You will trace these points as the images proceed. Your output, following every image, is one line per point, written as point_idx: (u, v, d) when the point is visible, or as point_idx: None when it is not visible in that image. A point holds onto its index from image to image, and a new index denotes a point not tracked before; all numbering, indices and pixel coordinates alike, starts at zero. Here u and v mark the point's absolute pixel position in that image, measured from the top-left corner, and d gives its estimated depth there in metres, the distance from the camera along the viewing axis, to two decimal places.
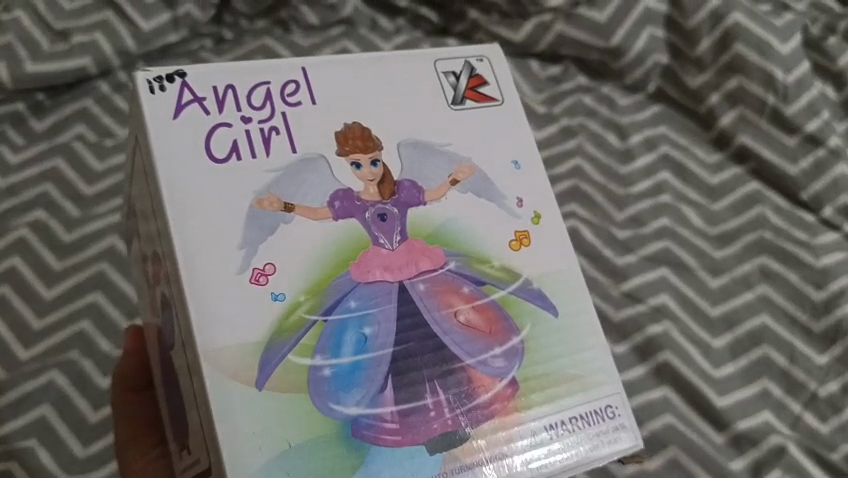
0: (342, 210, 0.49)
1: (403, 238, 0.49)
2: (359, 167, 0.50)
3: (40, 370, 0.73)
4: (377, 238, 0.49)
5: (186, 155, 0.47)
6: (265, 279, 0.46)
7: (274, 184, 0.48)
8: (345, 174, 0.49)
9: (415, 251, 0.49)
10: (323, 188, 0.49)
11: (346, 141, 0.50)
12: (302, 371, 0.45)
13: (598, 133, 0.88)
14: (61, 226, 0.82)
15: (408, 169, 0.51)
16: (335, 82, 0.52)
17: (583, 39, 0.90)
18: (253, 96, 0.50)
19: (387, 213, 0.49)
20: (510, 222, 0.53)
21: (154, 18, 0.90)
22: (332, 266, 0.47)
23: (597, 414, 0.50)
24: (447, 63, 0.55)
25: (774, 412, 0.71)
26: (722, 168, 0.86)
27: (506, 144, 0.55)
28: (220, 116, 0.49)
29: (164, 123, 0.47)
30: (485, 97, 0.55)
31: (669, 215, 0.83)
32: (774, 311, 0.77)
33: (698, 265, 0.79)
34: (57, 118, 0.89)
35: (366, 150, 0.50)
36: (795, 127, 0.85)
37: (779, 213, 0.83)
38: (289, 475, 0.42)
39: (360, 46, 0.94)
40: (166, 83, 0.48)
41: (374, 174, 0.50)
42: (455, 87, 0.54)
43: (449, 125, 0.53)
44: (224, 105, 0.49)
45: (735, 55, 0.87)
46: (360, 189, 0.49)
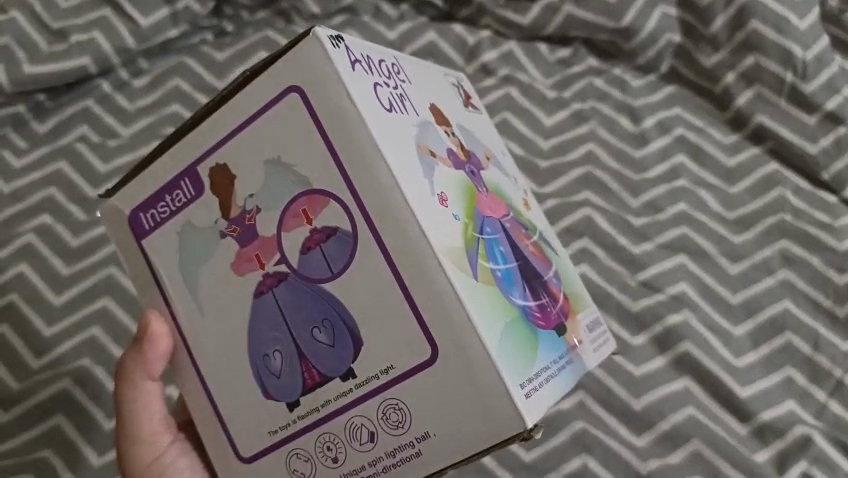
0: (458, 162, 0.49)
1: (488, 191, 0.51)
2: (449, 135, 0.51)
3: (53, 378, 0.72)
4: (478, 186, 0.50)
5: (370, 101, 0.44)
6: (446, 202, 0.45)
7: (419, 132, 0.47)
8: (444, 136, 0.50)
9: (496, 201, 0.51)
10: (441, 142, 0.49)
11: (436, 113, 0.51)
12: (489, 274, 0.45)
13: (611, 117, 0.86)
14: (66, 230, 0.80)
15: (466, 143, 0.53)
16: (410, 70, 0.51)
17: (593, 21, 0.87)
18: (382, 65, 0.47)
19: (475, 172, 0.51)
20: (519, 192, 0.57)
21: (152, 14, 0.88)
22: (468, 193, 0.48)
23: (597, 319, 0.57)
24: (448, 76, 0.59)
25: (798, 401, 0.70)
26: (740, 149, 0.84)
27: (495, 140, 0.60)
28: (374, 77, 0.46)
29: (350, 75, 0.43)
30: (471, 105, 0.60)
31: (686, 200, 0.81)
32: (796, 296, 0.75)
33: (716, 251, 0.78)
34: (59, 120, 0.87)
35: (445, 123, 0.51)
36: (814, 105, 0.82)
37: (799, 194, 0.80)
38: (514, 343, 0.44)
39: (363, 34, 0.92)
40: (340, 43, 0.44)
41: (455, 142, 0.51)
42: (457, 94, 0.58)
43: (469, 119, 0.57)
44: (373, 68, 0.46)
45: (751, 32, 0.84)
46: (454, 147, 0.50)
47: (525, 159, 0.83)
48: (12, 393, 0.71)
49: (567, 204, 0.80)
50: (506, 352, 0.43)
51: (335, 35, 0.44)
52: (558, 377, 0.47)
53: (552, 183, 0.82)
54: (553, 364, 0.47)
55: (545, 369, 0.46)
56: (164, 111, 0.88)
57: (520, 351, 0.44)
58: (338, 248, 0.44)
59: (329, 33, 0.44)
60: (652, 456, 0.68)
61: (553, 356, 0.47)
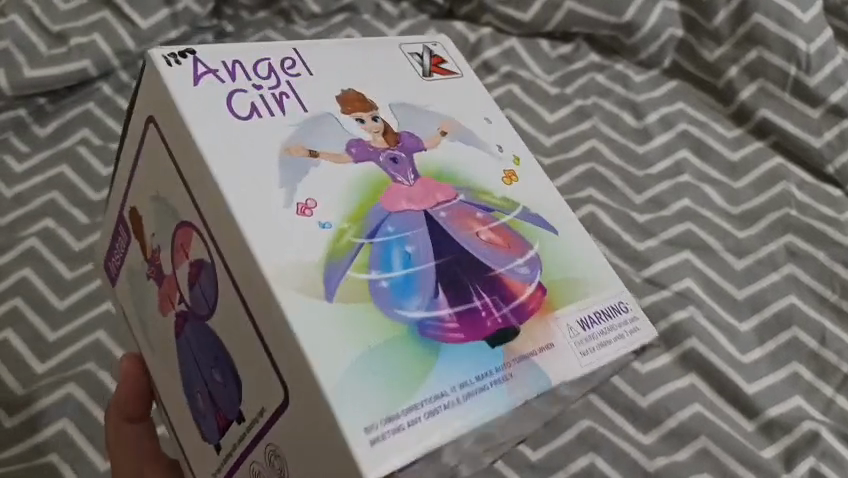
0: (362, 153, 0.45)
1: (417, 176, 0.46)
2: (364, 122, 0.47)
3: (59, 382, 0.72)
4: (395, 176, 0.45)
5: (216, 115, 0.43)
6: (309, 211, 0.42)
7: (296, 132, 0.45)
8: (353, 126, 0.46)
9: (430, 185, 0.46)
10: (338, 138, 0.45)
11: (347, 101, 0.48)
12: (362, 286, 0.40)
13: (613, 113, 0.86)
14: (70, 235, 0.80)
15: (405, 123, 0.48)
16: (321, 58, 0.49)
17: (594, 16, 0.87)
18: (258, 68, 0.47)
19: (399, 156, 0.46)
20: (496, 162, 0.50)
21: (152, 16, 0.88)
22: (365, 196, 0.44)
23: (614, 308, 0.47)
24: (410, 46, 0.54)
25: (805, 397, 0.70)
26: (743, 143, 0.83)
27: (472, 104, 0.53)
28: (234, 84, 0.45)
29: (188, 92, 0.43)
30: (447, 71, 0.54)
31: (690, 196, 0.80)
32: (802, 291, 0.74)
33: (721, 247, 0.77)
34: (61, 123, 0.87)
35: (365, 108, 0.48)
36: (818, 98, 0.82)
37: (804, 188, 0.80)
38: (375, 374, 0.38)
39: (364, 33, 0.91)
40: (182, 58, 0.44)
41: (377, 127, 0.47)
42: (421, 64, 0.53)
43: (423, 90, 0.51)
44: (236, 74, 0.45)
45: (754, 26, 0.84)
46: (371, 138, 0.46)
47: None
48: (17, 398, 0.70)
49: (571, 201, 0.79)
50: (355, 385, 0.37)
51: (178, 51, 0.45)
52: (478, 403, 0.39)
53: (556, 180, 0.81)
54: (458, 392, 0.39)
55: (440, 399, 0.39)
56: None
57: (388, 381, 0.38)
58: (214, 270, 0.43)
59: (170, 51, 0.45)
60: (659, 454, 0.67)
61: (466, 381, 0.40)
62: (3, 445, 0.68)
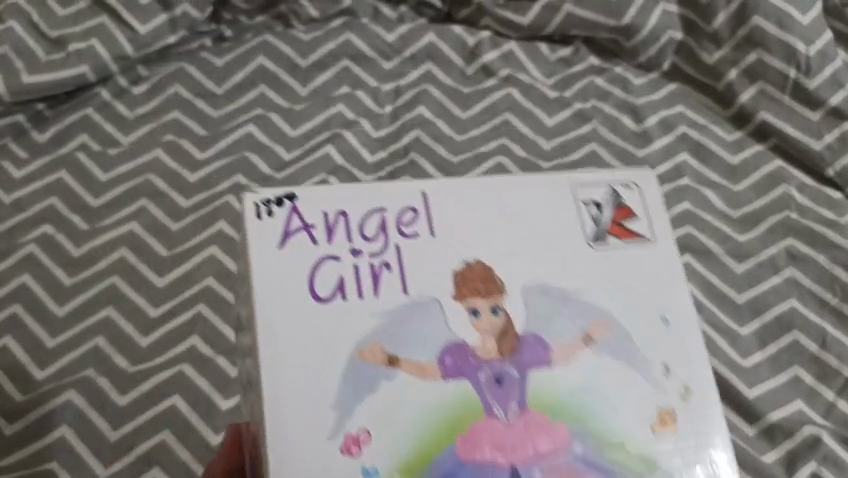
0: (454, 368, 0.42)
1: (520, 407, 0.42)
2: (478, 314, 0.43)
3: (58, 389, 0.71)
4: (492, 408, 0.42)
5: (286, 289, 0.44)
6: (356, 449, 0.40)
7: (378, 332, 0.43)
8: (462, 324, 0.43)
9: (532, 425, 0.41)
10: (433, 342, 0.43)
11: (463, 283, 0.44)
12: None
13: (613, 116, 0.85)
14: (69, 240, 0.80)
15: (535, 320, 0.44)
16: (458, 208, 0.47)
17: (593, 19, 0.87)
18: (366, 225, 0.46)
19: (505, 376, 0.42)
20: (655, 398, 0.43)
21: (151, 21, 0.88)
22: (438, 437, 0.41)
23: None
24: (589, 191, 0.48)
25: (807, 401, 0.69)
26: (743, 146, 0.83)
27: (655, 295, 0.46)
28: (327, 247, 0.45)
29: (270, 252, 0.45)
30: (633, 233, 0.47)
31: (691, 199, 0.80)
32: (802, 294, 0.74)
33: (721, 250, 0.77)
34: (60, 129, 0.86)
35: (487, 294, 0.44)
36: (819, 100, 0.82)
37: (804, 191, 0.80)
38: None
39: (363, 37, 0.91)
40: (277, 207, 0.46)
41: (493, 324, 0.43)
42: (597, 221, 0.47)
43: (579, 264, 0.46)
44: (335, 232, 0.46)
45: (754, 28, 0.83)
46: (476, 343, 0.43)
47: (528, 160, 0.83)
48: (16, 404, 0.70)
49: None
50: None
51: (276, 197, 0.46)
52: None
53: None
54: None
55: None
56: (164, 118, 0.87)
57: None
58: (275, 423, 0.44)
59: (268, 197, 0.46)
60: None
61: None
62: (4, 453, 0.68)
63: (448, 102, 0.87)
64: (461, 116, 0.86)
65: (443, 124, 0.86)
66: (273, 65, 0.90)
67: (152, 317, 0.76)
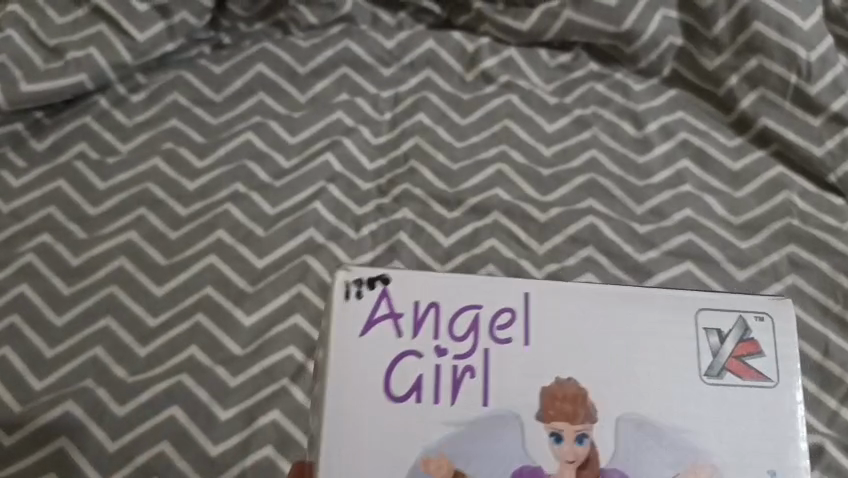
0: None
1: None
2: (558, 440, 0.47)
3: (56, 401, 0.70)
4: None
5: (361, 379, 0.48)
6: None
7: (448, 442, 0.47)
8: (542, 446, 0.47)
9: None
10: (507, 461, 0.47)
11: (552, 402, 0.47)
12: None
13: (613, 122, 0.85)
14: (67, 249, 0.79)
15: (621, 456, 0.47)
16: (562, 319, 0.49)
17: (592, 25, 0.86)
18: (457, 325, 0.49)
19: None
20: None
21: (149, 29, 0.87)
22: None
23: None
24: (715, 317, 0.50)
25: (809, 409, 0.69)
26: (744, 152, 0.82)
27: (768, 449, 0.48)
28: (410, 341, 0.49)
29: (355, 340, 0.49)
30: (755, 371, 0.49)
31: (692, 205, 0.79)
32: (805, 301, 0.74)
33: (723, 257, 0.76)
34: (58, 137, 0.86)
35: (573, 418, 0.47)
36: (820, 106, 0.81)
37: (805, 197, 0.79)
38: None
39: (362, 44, 0.91)
40: (365, 289, 0.49)
41: (575, 453, 0.47)
42: (716, 352, 0.49)
43: (692, 394, 0.48)
44: (421, 327, 0.49)
45: (754, 34, 0.83)
46: (553, 468, 0.47)
47: (528, 167, 0.82)
48: (14, 416, 0.70)
49: (572, 212, 0.79)
50: None
51: (368, 277, 0.50)
52: None
53: (556, 192, 0.81)
54: None
55: None
56: (163, 126, 0.87)
57: None
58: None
59: (362, 276, 0.50)
60: None
61: None
62: (3, 464, 0.68)
63: (448, 108, 0.87)
64: (461, 123, 0.86)
65: (442, 131, 0.85)
66: (272, 73, 0.90)
67: (151, 327, 0.75)
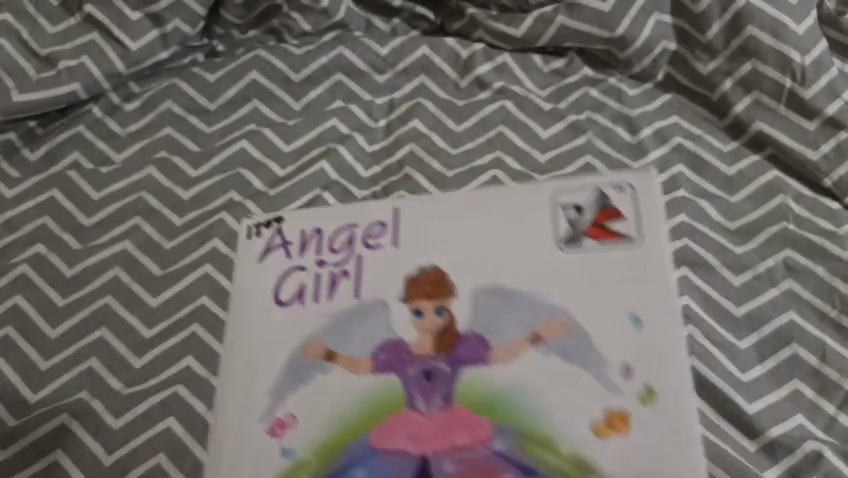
0: (386, 362, 0.67)
1: (445, 402, 0.65)
2: (421, 314, 0.69)
3: (50, 414, 0.70)
4: (414, 398, 0.65)
5: (259, 304, 0.72)
6: (281, 431, 0.66)
7: (323, 330, 0.70)
8: (407, 320, 0.69)
9: (457, 417, 0.64)
10: (377, 334, 0.69)
11: (419, 287, 0.71)
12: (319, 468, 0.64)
13: (608, 127, 0.85)
14: (61, 260, 0.79)
15: (476, 323, 0.68)
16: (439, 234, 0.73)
17: (586, 31, 0.87)
18: (333, 244, 0.75)
19: (438, 369, 0.66)
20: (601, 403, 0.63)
21: (141, 38, 0.87)
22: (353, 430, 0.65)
23: None
24: (574, 199, 0.73)
25: (807, 415, 0.69)
26: (739, 156, 0.82)
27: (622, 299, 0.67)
28: (296, 258, 0.74)
29: (253, 272, 0.74)
30: (620, 235, 0.70)
31: (687, 210, 0.79)
32: (802, 306, 0.74)
33: (719, 262, 0.76)
34: (51, 147, 0.86)
35: (431, 299, 0.70)
36: (814, 110, 0.81)
37: (801, 202, 0.79)
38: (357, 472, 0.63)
39: (355, 50, 0.91)
40: (265, 228, 0.77)
41: (431, 322, 0.69)
42: (575, 223, 0.72)
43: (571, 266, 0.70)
44: (317, 260, 0.74)
45: (749, 38, 0.83)
46: (414, 338, 0.68)
47: (523, 173, 0.82)
48: (10, 430, 0.70)
49: None
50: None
51: (266, 221, 0.77)
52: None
53: None
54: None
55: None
56: (157, 134, 0.87)
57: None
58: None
59: (264, 221, 0.77)
60: None
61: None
62: None
63: (442, 114, 0.86)
64: (456, 129, 0.85)
65: (436, 137, 0.85)
66: (266, 81, 0.89)
67: (146, 337, 0.75)
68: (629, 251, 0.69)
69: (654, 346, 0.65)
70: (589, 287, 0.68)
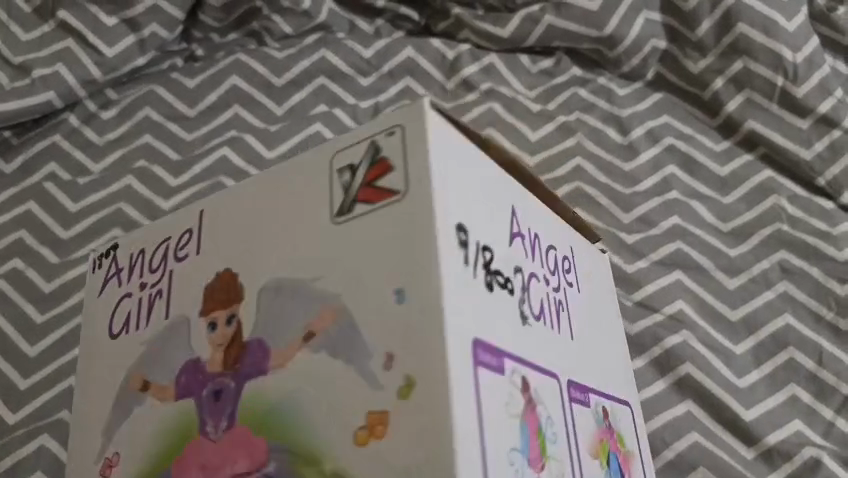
0: (185, 387, 0.48)
1: (229, 423, 0.45)
2: (215, 328, 0.48)
3: (30, 436, 0.68)
4: (205, 424, 0.46)
5: (94, 326, 0.55)
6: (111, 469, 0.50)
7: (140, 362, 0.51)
8: (202, 339, 0.48)
9: (242, 439, 0.44)
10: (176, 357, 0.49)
11: (211, 299, 0.49)
12: None
13: (598, 128, 0.83)
14: (40, 275, 0.77)
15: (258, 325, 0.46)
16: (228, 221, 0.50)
17: (575, 30, 0.85)
18: (153, 258, 0.53)
19: (222, 390, 0.46)
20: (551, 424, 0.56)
21: (118, 43, 0.85)
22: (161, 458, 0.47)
23: None
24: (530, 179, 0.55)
25: (805, 421, 0.68)
26: (732, 156, 0.81)
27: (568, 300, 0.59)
28: (128, 284, 0.54)
29: (92, 297, 0.56)
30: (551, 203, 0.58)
31: (680, 213, 0.78)
32: (797, 309, 0.72)
33: (714, 266, 0.75)
34: (26, 158, 0.83)
35: (227, 303, 0.48)
36: (807, 108, 0.80)
37: (795, 202, 0.78)
38: None
39: (338, 53, 0.88)
40: (105, 258, 0.56)
41: (226, 335, 0.47)
42: None
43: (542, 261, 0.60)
44: (135, 269, 0.54)
45: (739, 36, 0.82)
46: (207, 358, 0.47)
47: None
48: None
49: None
50: None
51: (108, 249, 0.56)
52: None
53: None
54: None
55: None
56: (136, 142, 0.84)
57: None
58: (244, 389, 0.45)
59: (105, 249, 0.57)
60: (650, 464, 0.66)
61: None
62: None
63: None
64: None
65: None
66: (246, 85, 0.87)
67: None
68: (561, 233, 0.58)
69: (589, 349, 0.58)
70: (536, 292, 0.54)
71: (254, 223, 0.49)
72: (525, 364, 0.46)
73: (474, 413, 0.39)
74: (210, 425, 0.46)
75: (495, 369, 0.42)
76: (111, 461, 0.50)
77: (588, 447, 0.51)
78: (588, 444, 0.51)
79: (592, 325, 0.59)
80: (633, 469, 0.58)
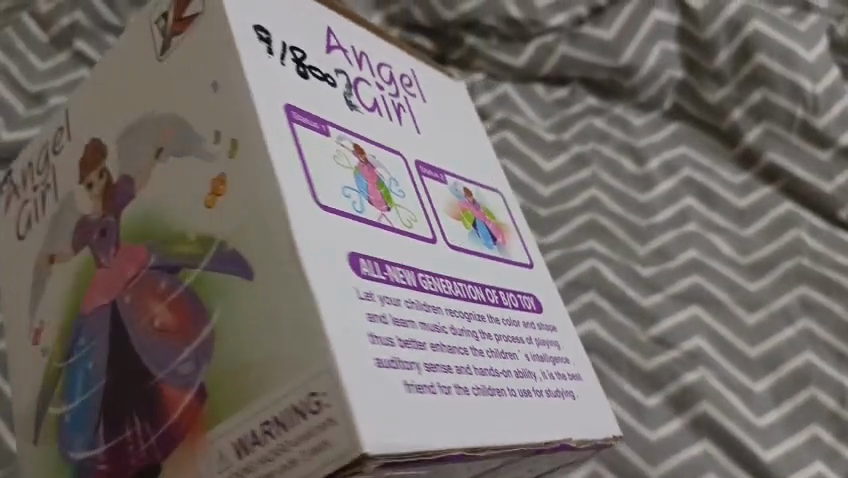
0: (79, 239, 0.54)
1: (115, 250, 0.51)
2: (92, 187, 0.54)
3: None
4: (99, 258, 0.52)
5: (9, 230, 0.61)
6: (40, 338, 0.55)
7: (46, 244, 0.57)
8: (82, 201, 0.54)
9: (123, 260, 0.50)
10: (68, 227, 0.55)
11: (86, 165, 0.55)
12: (57, 395, 0.52)
13: (614, 159, 0.82)
14: None
15: (125, 171, 0.52)
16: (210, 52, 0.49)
17: (589, 59, 0.85)
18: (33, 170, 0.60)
19: (106, 228, 0.52)
20: (458, 180, 0.59)
21: None
22: (75, 295, 0.53)
23: (521, 321, 0.55)
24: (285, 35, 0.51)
25: (826, 462, 0.65)
26: (751, 189, 0.79)
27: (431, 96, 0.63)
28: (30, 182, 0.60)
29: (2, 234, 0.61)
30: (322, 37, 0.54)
31: (698, 246, 0.76)
32: (819, 347, 0.70)
33: (732, 301, 0.73)
34: None
35: (94, 170, 0.54)
36: (828, 140, 0.79)
37: (816, 235, 0.76)
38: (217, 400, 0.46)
39: None
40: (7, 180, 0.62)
41: (98, 189, 0.54)
42: (348, 86, 0.54)
43: (434, 102, 0.62)
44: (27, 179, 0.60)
45: (757, 67, 0.81)
46: (88, 211, 0.54)
47: (526, 207, 0.80)
48: None
49: (570, 256, 0.76)
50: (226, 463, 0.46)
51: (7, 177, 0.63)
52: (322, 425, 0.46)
53: (555, 233, 0.78)
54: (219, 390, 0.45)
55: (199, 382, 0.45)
56: None
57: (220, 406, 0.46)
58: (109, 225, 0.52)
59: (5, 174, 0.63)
60: None
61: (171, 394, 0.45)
62: None
63: None
64: None
65: None
66: None
67: None
68: (376, 48, 0.59)
69: (445, 114, 0.63)
70: (438, 122, 0.62)
71: (118, 84, 0.54)
72: (353, 134, 0.52)
73: (300, 170, 0.46)
74: (103, 257, 0.52)
75: (308, 127, 0.48)
76: (38, 329, 0.55)
77: (444, 210, 0.55)
78: (442, 208, 0.55)
79: (437, 124, 0.61)
80: (511, 239, 0.61)
